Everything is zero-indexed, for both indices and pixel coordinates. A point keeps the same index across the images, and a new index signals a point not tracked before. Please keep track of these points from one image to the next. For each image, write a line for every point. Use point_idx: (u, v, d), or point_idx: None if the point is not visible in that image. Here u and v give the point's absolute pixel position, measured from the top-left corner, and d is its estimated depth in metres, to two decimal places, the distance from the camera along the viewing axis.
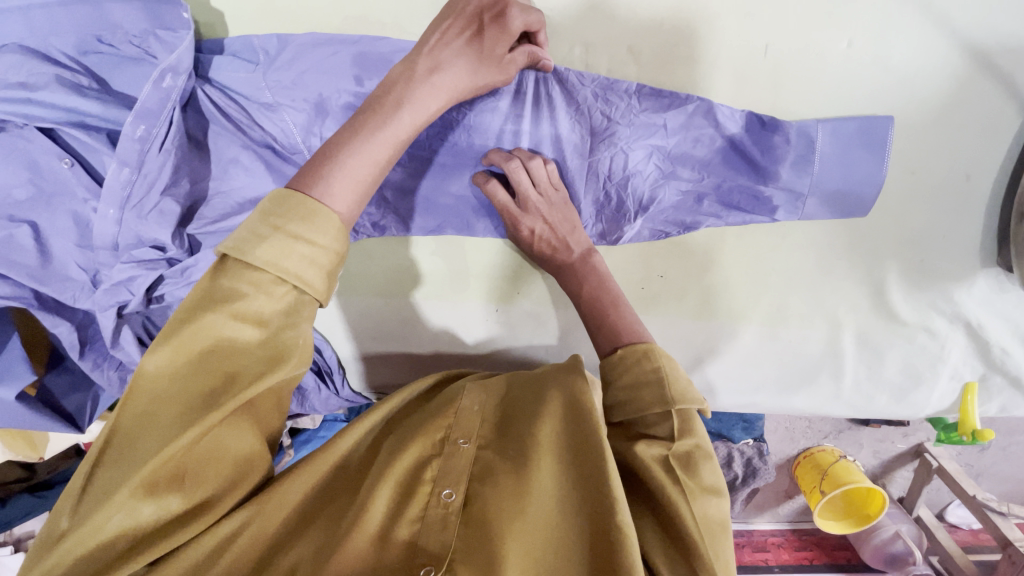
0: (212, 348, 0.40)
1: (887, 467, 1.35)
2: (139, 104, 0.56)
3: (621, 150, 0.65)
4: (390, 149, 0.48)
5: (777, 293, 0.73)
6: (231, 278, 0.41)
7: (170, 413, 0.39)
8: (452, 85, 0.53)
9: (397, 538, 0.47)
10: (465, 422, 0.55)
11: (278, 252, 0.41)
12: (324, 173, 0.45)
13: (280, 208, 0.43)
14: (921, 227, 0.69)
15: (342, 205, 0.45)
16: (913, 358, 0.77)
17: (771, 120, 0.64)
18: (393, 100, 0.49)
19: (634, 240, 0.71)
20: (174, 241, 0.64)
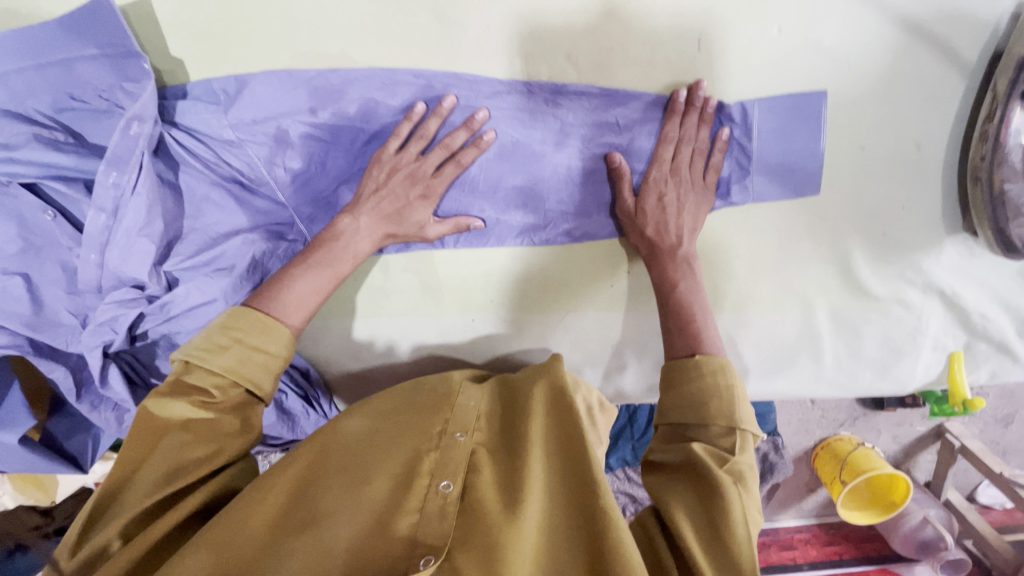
0: (186, 412, 0.55)
1: (909, 452, 1.34)
2: (108, 151, 0.61)
3: (578, 150, 0.68)
4: (330, 280, 0.65)
5: (746, 279, 0.74)
6: (198, 374, 0.57)
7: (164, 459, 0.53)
8: (380, 226, 0.67)
9: (399, 530, 0.51)
10: (462, 417, 0.61)
11: (236, 361, 0.57)
12: (280, 299, 0.63)
13: (238, 322, 0.59)
14: (879, 198, 0.69)
15: (293, 321, 0.63)
16: (890, 331, 0.77)
17: (718, 106, 0.65)
18: (336, 246, 0.66)
19: (599, 236, 0.72)
20: (152, 278, 0.67)
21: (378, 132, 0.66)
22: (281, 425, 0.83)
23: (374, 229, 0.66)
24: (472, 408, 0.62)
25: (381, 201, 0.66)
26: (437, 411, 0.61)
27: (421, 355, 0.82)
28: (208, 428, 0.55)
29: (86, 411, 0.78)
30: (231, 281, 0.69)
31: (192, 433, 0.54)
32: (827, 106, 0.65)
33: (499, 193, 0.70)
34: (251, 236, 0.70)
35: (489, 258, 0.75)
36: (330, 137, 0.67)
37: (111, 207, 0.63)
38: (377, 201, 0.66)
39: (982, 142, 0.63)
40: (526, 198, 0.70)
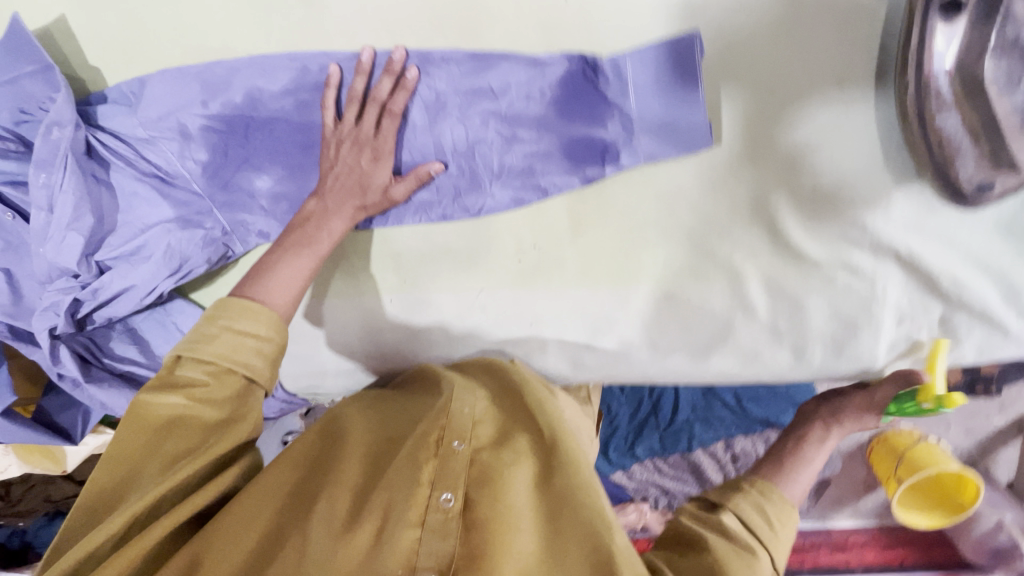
0: (182, 405, 0.54)
1: (985, 449, 1.21)
2: (31, 155, 0.68)
3: (458, 121, 0.65)
4: (313, 262, 0.66)
5: (660, 247, 0.68)
6: (190, 368, 0.56)
7: (163, 454, 0.53)
8: (352, 200, 0.66)
9: (400, 543, 0.51)
10: (459, 423, 0.58)
11: (229, 348, 0.57)
12: (261, 280, 0.63)
13: (222, 311, 0.59)
14: (801, 147, 0.60)
15: (281, 304, 0.62)
16: (839, 302, 0.67)
17: (592, 60, 0.59)
18: (312, 227, 0.66)
19: (496, 209, 0.70)
20: (82, 267, 0.73)
21: (266, 118, 0.69)
22: None
23: (344, 207, 0.66)
24: (470, 412, 0.59)
25: (339, 177, 0.66)
26: (434, 415, 0.59)
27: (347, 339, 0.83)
28: (210, 418, 0.55)
29: None
30: (155, 268, 0.75)
31: (195, 423, 0.54)
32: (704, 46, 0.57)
33: None
34: (170, 226, 0.75)
35: (396, 238, 0.75)
36: (225, 127, 0.70)
37: (47, 206, 0.71)
38: (336, 179, 0.66)
39: (902, 71, 0.53)
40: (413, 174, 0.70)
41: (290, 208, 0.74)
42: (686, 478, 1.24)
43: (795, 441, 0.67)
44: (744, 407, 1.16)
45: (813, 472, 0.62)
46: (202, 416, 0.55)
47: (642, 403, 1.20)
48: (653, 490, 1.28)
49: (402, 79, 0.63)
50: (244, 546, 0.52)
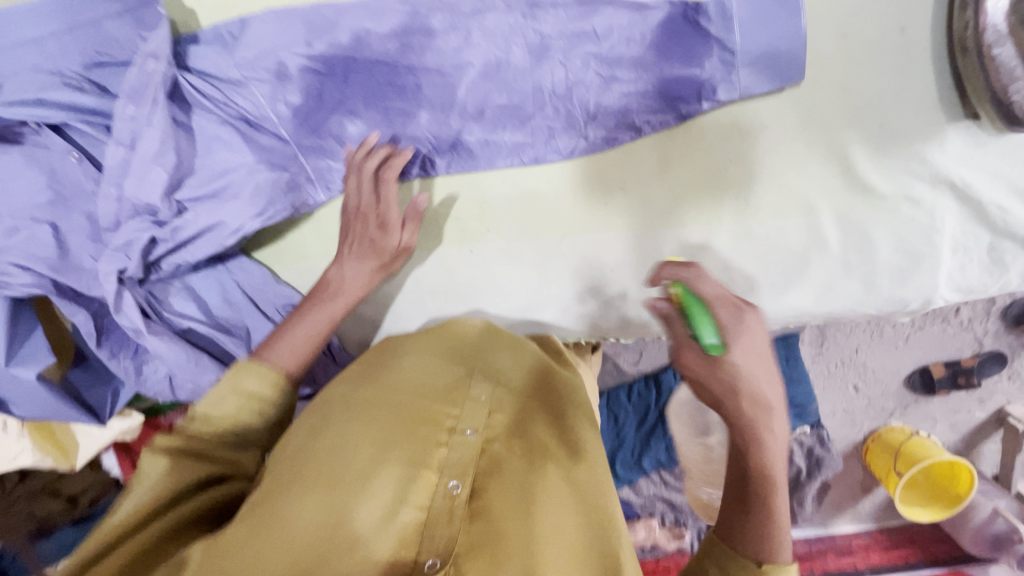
0: (184, 448, 0.55)
1: (969, 441, 1.38)
2: (125, 84, 0.67)
3: (559, 63, 0.70)
4: (325, 323, 0.70)
5: (741, 185, 0.73)
6: (194, 424, 0.57)
7: (159, 481, 0.52)
8: (361, 270, 0.73)
9: (402, 525, 0.52)
10: (470, 414, 0.62)
11: (233, 410, 0.58)
12: (276, 342, 0.67)
13: (239, 372, 0.61)
14: (866, 87, 0.68)
15: (291, 364, 0.65)
16: (903, 232, 0.73)
17: (694, 4, 0.66)
18: (332, 291, 0.73)
19: (586, 149, 0.74)
20: (165, 205, 0.71)
21: (370, 60, 0.71)
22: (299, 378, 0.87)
23: (361, 270, 0.73)
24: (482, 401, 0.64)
25: (358, 245, 0.73)
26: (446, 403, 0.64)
27: (422, 295, 0.83)
28: (196, 463, 0.55)
29: (106, 358, 0.83)
30: (240, 207, 0.74)
31: (180, 464, 0.54)
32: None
33: (484, 112, 0.73)
34: (256, 167, 0.74)
35: (484, 184, 0.77)
36: (325, 69, 0.72)
37: (129, 140, 0.68)
38: (357, 247, 0.73)
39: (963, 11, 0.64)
40: (510, 118, 0.73)
41: None
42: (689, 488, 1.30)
43: (720, 414, 0.52)
44: None
45: (743, 369, 0.50)
46: (192, 459, 0.55)
47: (648, 411, 1.23)
48: (660, 506, 1.33)
49: (391, 154, 0.74)
50: (239, 536, 0.50)
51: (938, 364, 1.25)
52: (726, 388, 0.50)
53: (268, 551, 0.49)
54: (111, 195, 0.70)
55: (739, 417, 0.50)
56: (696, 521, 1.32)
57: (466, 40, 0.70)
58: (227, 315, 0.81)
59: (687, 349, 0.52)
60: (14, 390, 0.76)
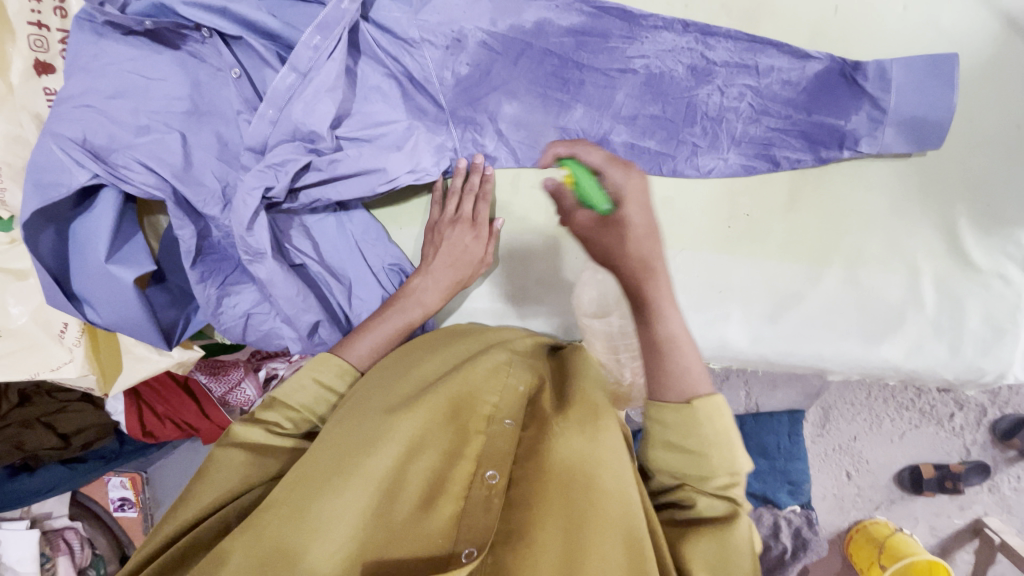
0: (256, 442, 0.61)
1: (945, 548, 1.36)
2: (320, 15, 0.67)
3: (718, 88, 0.75)
4: (399, 328, 0.73)
5: (859, 236, 0.79)
6: (273, 409, 0.64)
7: (231, 476, 0.58)
8: (442, 284, 0.76)
9: (441, 510, 0.54)
10: (509, 404, 0.64)
11: (310, 399, 0.64)
12: (355, 339, 0.70)
13: (320, 365, 0.65)
14: (979, 169, 0.76)
15: (365, 366, 0.69)
16: (992, 307, 0.79)
17: (853, 62, 0.72)
18: (413, 301, 0.75)
19: (724, 172, 0.78)
20: (327, 135, 0.71)
21: (545, 48, 0.75)
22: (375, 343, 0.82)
23: (441, 285, 0.76)
24: (520, 392, 0.65)
25: (444, 256, 0.77)
26: (485, 392, 0.64)
27: (528, 283, 0.85)
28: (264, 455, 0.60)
29: (192, 281, 0.79)
30: (395, 157, 0.74)
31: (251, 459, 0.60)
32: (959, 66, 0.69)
33: (638, 120, 0.77)
34: (414, 125, 0.76)
35: None
36: (500, 48, 0.75)
37: (304, 69, 0.69)
38: (439, 260, 0.77)
39: None
40: (660, 128, 0.77)
41: (526, 137, 0.79)
42: None
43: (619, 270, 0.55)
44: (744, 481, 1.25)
45: (635, 230, 0.54)
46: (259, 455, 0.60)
47: None
48: None
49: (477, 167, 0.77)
50: (289, 506, 0.53)
51: (929, 465, 1.30)
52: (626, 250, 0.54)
53: (311, 525, 0.52)
54: (270, 118, 0.70)
55: (637, 270, 0.54)
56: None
57: (636, 49, 0.75)
58: (338, 262, 0.81)
59: (579, 215, 0.59)
60: (103, 292, 0.72)
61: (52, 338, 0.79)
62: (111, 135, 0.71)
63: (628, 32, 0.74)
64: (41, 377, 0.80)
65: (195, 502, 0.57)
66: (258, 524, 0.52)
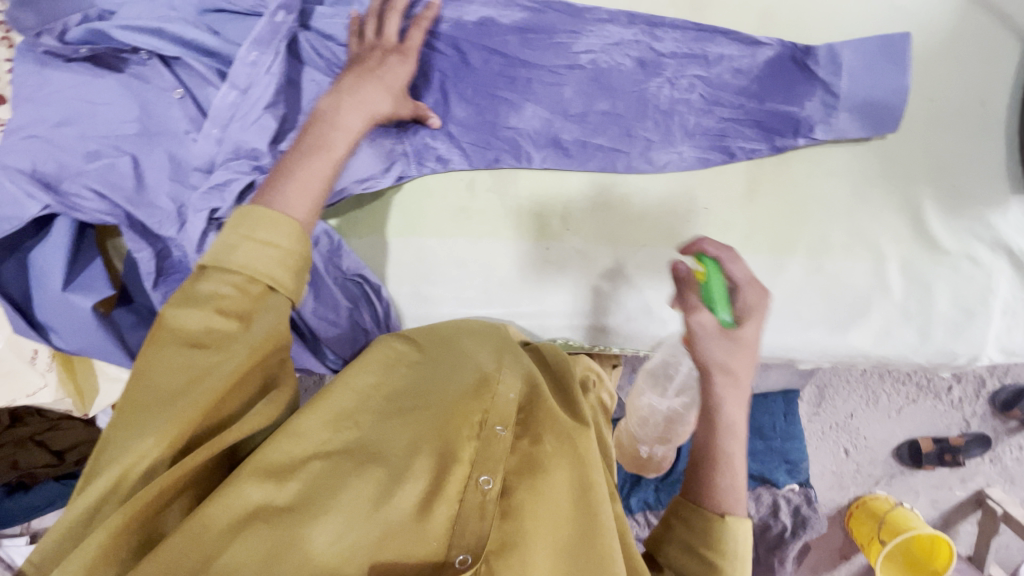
0: (196, 329, 0.53)
1: (948, 521, 1.34)
2: (253, 31, 0.68)
3: (668, 80, 0.73)
4: (333, 163, 0.63)
5: (821, 223, 0.77)
6: (212, 280, 0.55)
7: (189, 366, 0.52)
8: (372, 110, 0.66)
9: (438, 516, 0.55)
10: (501, 408, 0.63)
11: (250, 255, 0.55)
12: (277, 186, 0.59)
13: (240, 221, 0.55)
14: (937, 150, 0.74)
15: (301, 212, 0.59)
16: (960, 288, 0.78)
17: (804, 47, 0.70)
18: (324, 132, 0.63)
19: (679, 166, 0.76)
20: (270, 152, 0.70)
21: (488, 47, 0.74)
22: (325, 322, 0.81)
23: (361, 113, 0.65)
24: (512, 397, 0.64)
25: (364, 89, 0.66)
26: (477, 396, 0.64)
27: (492, 286, 0.82)
28: (211, 351, 0.53)
29: (157, 302, 0.78)
30: None
31: (194, 359, 0.53)
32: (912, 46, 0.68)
33: (588, 116, 0.75)
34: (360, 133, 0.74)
35: (573, 183, 0.79)
36: (442, 51, 0.74)
37: (243, 86, 0.69)
38: (358, 91, 0.66)
39: None
40: (611, 124, 0.76)
41: (476, 138, 0.77)
42: None
43: (702, 376, 0.60)
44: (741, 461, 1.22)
45: (745, 347, 0.61)
46: (197, 354, 0.53)
47: None
48: None
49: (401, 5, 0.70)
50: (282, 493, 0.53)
51: (928, 439, 1.29)
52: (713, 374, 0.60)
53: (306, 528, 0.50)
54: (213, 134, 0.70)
55: (717, 375, 0.59)
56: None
57: (580, 44, 0.73)
58: None
59: (701, 316, 0.61)
60: (65, 319, 0.74)
61: (25, 364, 0.81)
62: (59, 163, 0.71)
63: (572, 28, 0.73)
64: (16, 403, 0.82)
65: (164, 403, 0.51)
66: (252, 523, 0.50)
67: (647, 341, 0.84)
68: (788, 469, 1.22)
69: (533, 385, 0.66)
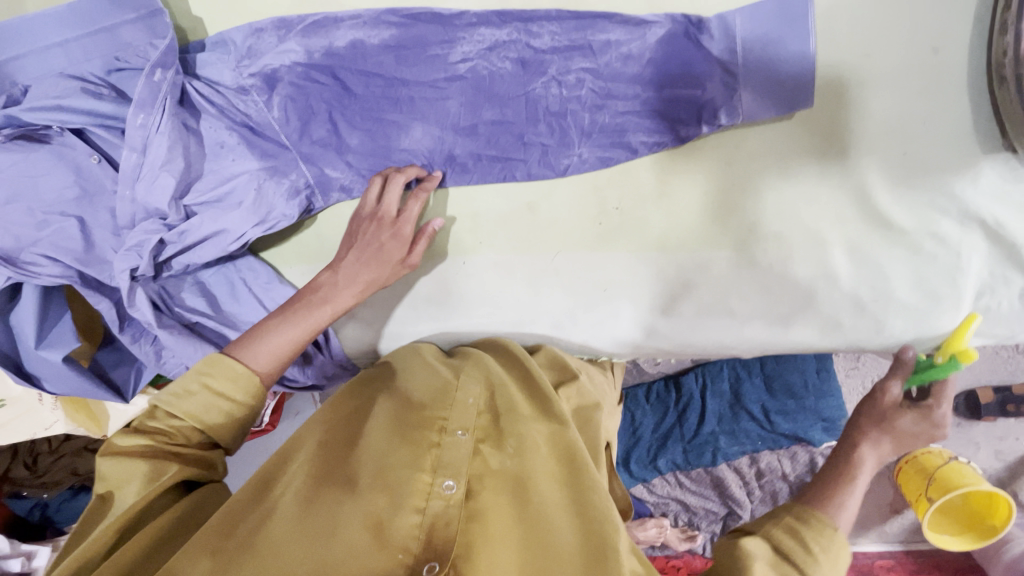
0: (146, 447, 0.61)
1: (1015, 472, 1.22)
2: (134, 95, 0.69)
3: (553, 78, 0.67)
4: (304, 335, 0.69)
5: (746, 212, 0.69)
6: (158, 418, 0.62)
7: (130, 481, 0.59)
8: (364, 282, 0.71)
9: (402, 525, 0.57)
10: (461, 415, 0.66)
11: (200, 408, 0.61)
12: (250, 343, 0.66)
13: (208, 367, 0.63)
14: (880, 113, 0.63)
15: (262, 368, 0.66)
16: (923, 271, 0.67)
17: (696, 20, 0.62)
18: (319, 297, 0.70)
19: (579, 170, 0.71)
20: (172, 209, 0.74)
21: (365, 69, 0.71)
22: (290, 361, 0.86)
23: (355, 283, 0.71)
24: (472, 403, 0.67)
25: (362, 251, 0.71)
26: (437, 407, 0.67)
27: (420, 304, 0.83)
28: (162, 462, 0.60)
29: (128, 343, 0.86)
30: (239, 215, 0.76)
31: (144, 472, 0.59)
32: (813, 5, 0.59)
33: (479, 128, 0.71)
34: (258, 175, 0.75)
35: (477, 198, 0.76)
36: (320, 80, 0.72)
37: (141, 146, 0.72)
38: (357, 252, 0.71)
39: (1002, 35, 0.57)
40: (504, 133, 0.71)
41: (374, 164, 0.75)
42: (707, 493, 1.31)
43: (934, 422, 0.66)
44: (773, 421, 1.18)
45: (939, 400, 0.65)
46: (145, 467, 0.60)
47: (668, 412, 1.24)
48: (673, 505, 1.34)
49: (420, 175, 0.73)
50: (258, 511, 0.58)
51: (988, 388, 1.12)
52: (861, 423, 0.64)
53: (274, 544, 0.55)
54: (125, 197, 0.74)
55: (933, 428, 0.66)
56: (709, 524, 1.32)
57: (453, 52, 0.69)
58: (233, 310, 0.84)
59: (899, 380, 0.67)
60: (46, 370, 0.84)
61: (36, 404, 0.95)
62: (15, 237, 0.78)
63: (445, 37, 0.68)
64: (39, 435, 0.97)
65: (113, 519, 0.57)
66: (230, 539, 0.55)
67: (584, 346, 0.83)
68: (823, 426, 1.16)
69: (491, 392, 0.69)
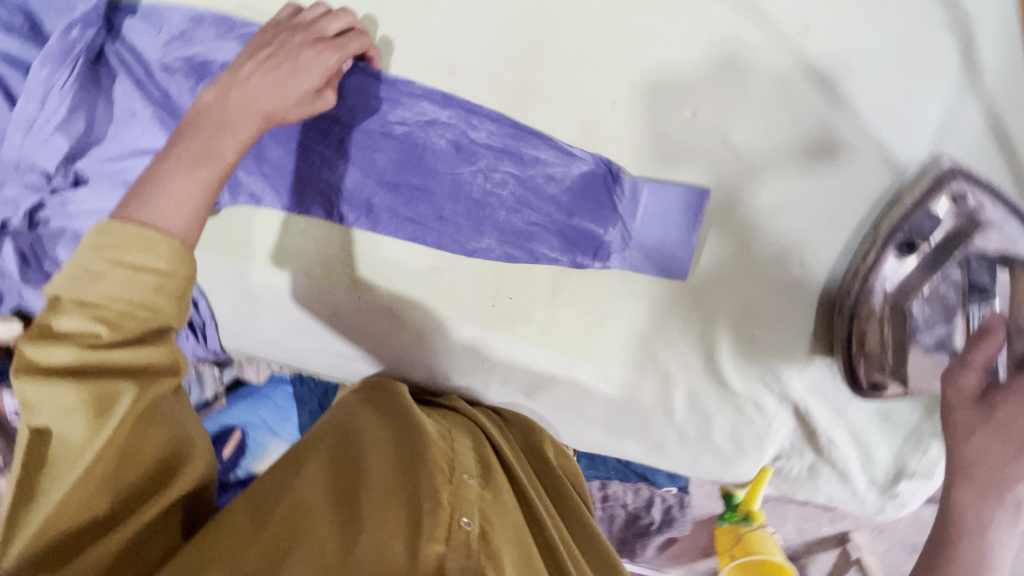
0: (75, 365, 0.49)
1: None
2: (44, 49, 0.68)
3: (481, 170, 0.70)
4: (215, 172, 0.58)
5: (616, 338, 0.76)
6: (68, 317, 0.49)
7: (72, 414, 0.48)
8: (268, 110, 0.62)
9: (427, 555, 0.52)
10: (465, 461, 0.64)
11: (118, 284, 0.50)
12: (147, 194, 0.55)
13: (109, 241, 0.51)
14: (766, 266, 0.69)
15: (174, 223, 0.54)
16: (740, 428, 0.78)
17: (616, 171, 0.67)
18: (213, 127, 0.60)
19: (485, 256, 0.74)
20: (57, 170, 0.72)
21: None
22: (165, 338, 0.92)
23: (261, 111, 0.61)
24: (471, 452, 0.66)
25: (268, 84, 0.62)
26: (441, 447, 0.64)
27: (306, 319, 0.84)
28: (104, 383, 0.49)
29: None
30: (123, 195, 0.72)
31: (87, 400, 0.48)
32: (710, 202, 0.67)
33: (401, 186, 0.72)
34: None
35: (382, 246, 0.76)
36: None
37: (42, 99, 0.69)
38: (261, 79, 0.62)
39: (853, 279, 0.65)
40: (423, 201, 0.72)
41: (290, 185, 0.74)
42: None
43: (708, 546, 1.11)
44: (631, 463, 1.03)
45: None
46: (88, 390, 0.48)
47: None
48: None
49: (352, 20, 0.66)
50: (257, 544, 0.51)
51: None
52: (975, 423, 0.58)
53: None
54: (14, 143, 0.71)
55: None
56: None
57: (393, 113, 0.70)
58: None
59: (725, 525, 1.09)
60: None
61: None
62: None
63: (390, 97, 0.69)
64: None
65: (69, 466, 0.48)
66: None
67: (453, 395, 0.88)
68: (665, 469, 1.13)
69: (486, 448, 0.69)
